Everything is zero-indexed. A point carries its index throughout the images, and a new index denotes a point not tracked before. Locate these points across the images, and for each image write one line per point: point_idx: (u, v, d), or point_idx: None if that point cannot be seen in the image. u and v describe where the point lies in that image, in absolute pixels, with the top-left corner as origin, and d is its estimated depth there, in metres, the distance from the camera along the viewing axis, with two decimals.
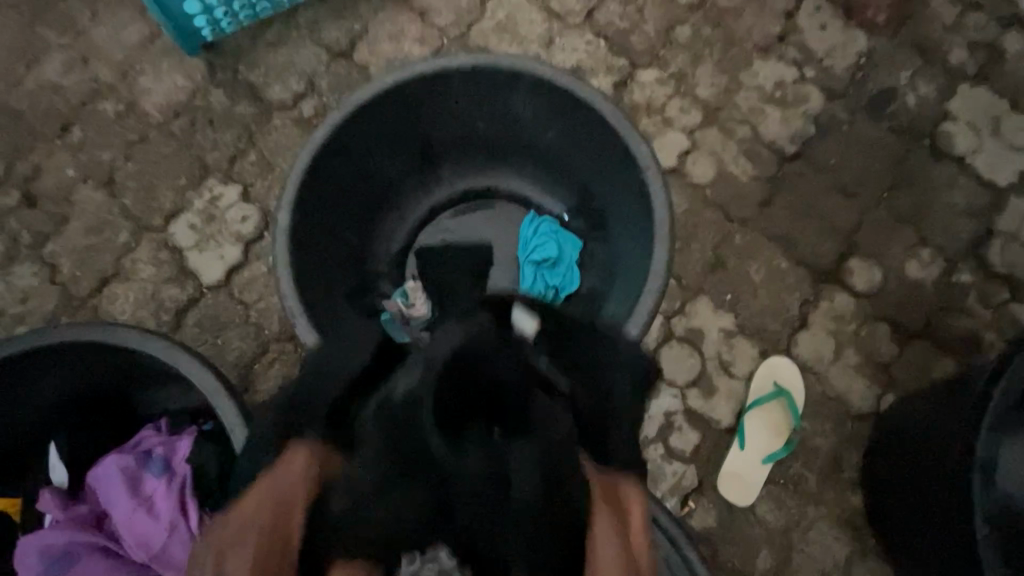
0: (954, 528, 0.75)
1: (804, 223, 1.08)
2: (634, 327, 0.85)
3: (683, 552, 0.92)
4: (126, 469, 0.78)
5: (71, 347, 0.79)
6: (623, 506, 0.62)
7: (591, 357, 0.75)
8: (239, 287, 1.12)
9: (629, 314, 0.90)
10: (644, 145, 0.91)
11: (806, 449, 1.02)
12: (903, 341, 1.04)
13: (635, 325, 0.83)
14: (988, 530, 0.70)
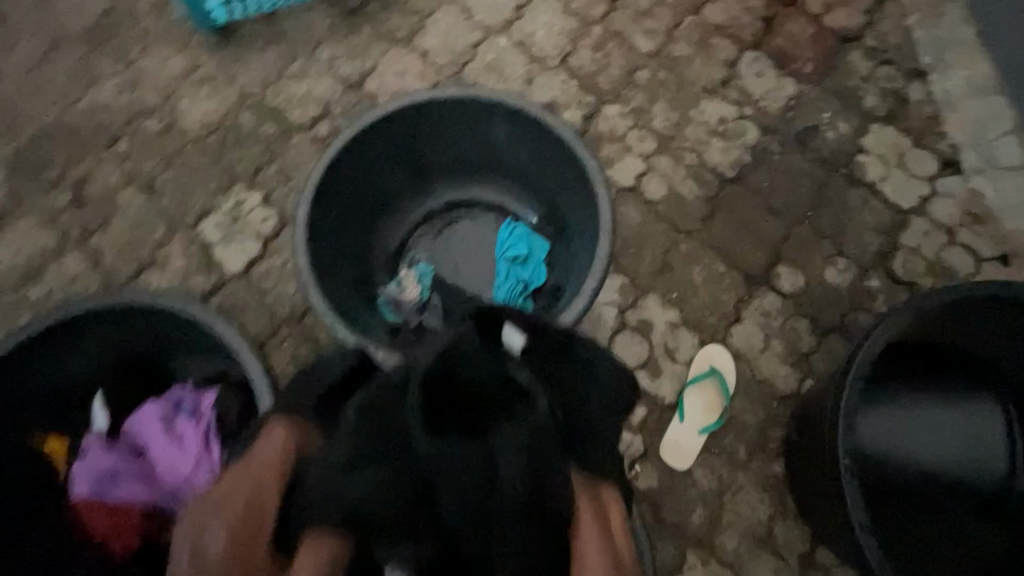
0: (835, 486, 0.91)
1: (739, 235, 1.33)
2: (574, 307, 1.06)
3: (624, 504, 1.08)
4: (163, 411, 0.97)
5: (130, 309, 1.00)
6: (601, 506, 0.82)
7: (570, 374, 0.90)
8: (257, 277, 1.32)
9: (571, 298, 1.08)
10: (598, 164, 1.11)
11: (738, 424, 1.18)
12: (822, 335, 1.25)
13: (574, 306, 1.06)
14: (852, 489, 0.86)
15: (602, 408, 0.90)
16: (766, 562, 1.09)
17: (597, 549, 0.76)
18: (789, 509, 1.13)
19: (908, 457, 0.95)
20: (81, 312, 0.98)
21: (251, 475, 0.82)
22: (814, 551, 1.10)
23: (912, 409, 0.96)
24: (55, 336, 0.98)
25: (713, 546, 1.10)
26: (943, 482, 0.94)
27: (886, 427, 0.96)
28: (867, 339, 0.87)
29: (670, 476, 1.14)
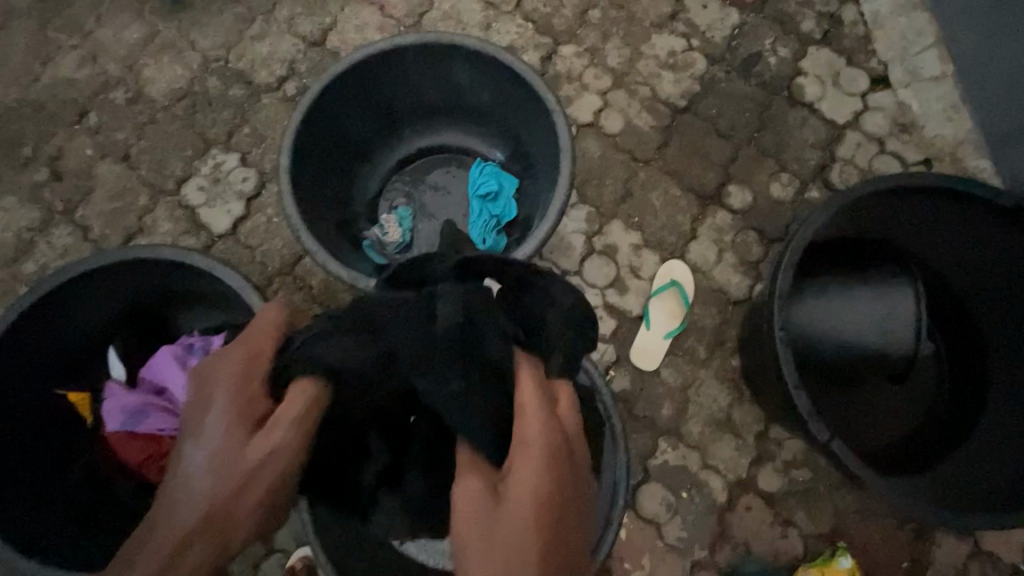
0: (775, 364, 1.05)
1: (692, 160, 1.44)
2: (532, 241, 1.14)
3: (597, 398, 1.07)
4: (177, 354, 1.06)
5: (133, 266, 1.07)
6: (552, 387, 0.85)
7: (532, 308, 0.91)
8: (244, 234, 1.39)
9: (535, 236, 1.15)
10: (555, 95, 1.17)
11: (698, 328, 1.32)
12: (769, 244, 1.38)
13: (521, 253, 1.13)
14: (790, 356, 0.96)
15: (564, 320, 0.89)
16: (727, 441, 1.25)
17: (534, 405, 0.79)
18: (744, 396, 1.28)
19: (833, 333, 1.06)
20: (87, 272, 1.04)
21: (247, 339, 0.89)
22: (767, 428, 1.26)
23: (844, 296, 1.07)
24: (67, 296, 1.05)
25: (681, 433, 1.25)
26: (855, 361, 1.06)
27: (820, 309, 1.07)
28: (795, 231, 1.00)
29: (641, 378, 1.28)
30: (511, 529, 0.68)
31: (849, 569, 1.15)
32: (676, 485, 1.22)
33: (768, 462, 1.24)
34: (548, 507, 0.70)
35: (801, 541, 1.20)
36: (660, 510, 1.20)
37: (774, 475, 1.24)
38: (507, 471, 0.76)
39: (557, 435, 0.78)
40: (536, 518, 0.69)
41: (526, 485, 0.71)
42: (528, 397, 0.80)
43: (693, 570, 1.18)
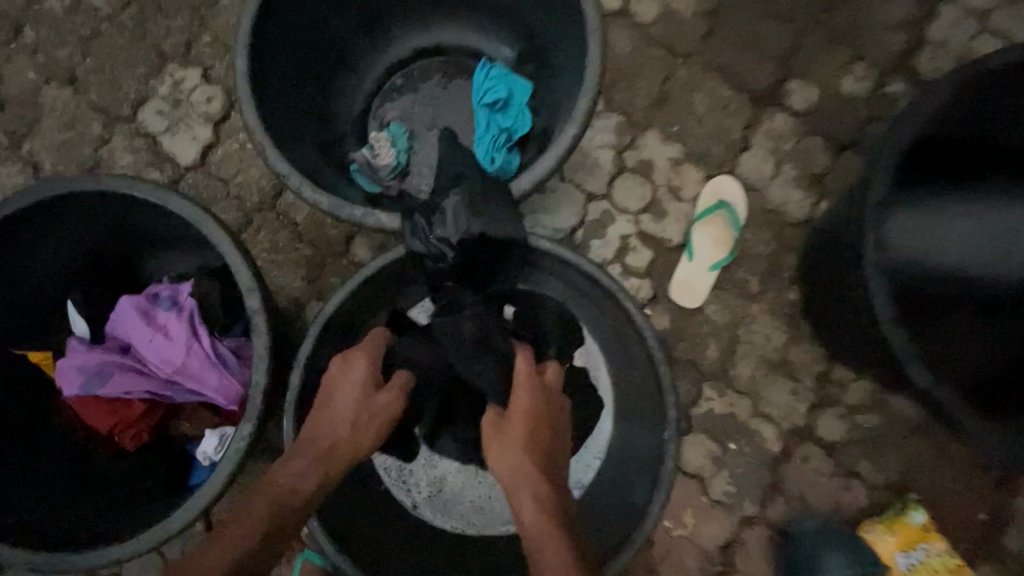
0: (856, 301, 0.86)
1: (744, 52, 1.17)
2: (552, 159, 0.88)
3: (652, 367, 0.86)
4: (140, 306, 0.91)
5: (78, 202, 0.88)
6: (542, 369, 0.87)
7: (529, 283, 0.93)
8: (215, 165, 1.19)
9: (555, 153, 0.88)
10: None
11: (749, 257, 1.12)
12: (837, 152, 1.14)
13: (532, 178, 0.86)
14: (883, 287, 0.76)
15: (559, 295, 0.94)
16: (782, 385, 1.09)
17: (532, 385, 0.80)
18: (803, 333, 1.10)
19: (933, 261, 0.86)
20: (21, 210, 0.85)
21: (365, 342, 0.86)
22: (829, 369, 1.09)
23: (936, 212, 0.88)
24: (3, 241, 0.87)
25: (728, 377, 1.09)
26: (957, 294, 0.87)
27: (909, 225, 0.86)
28: (897, 126, 0.77)
29: (683, 316, 1.10)
30: (503, 458, 0.73)
31: (922, 524, 1.01)
32: (723, 436, 1.07)
33: (831, 407, 1.08)
34: (545, 439, 0.75)
35: (867, 494, 1.06)
36: (705, 464, 1.06)
37: (836, 422, 1.08)
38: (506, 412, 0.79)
39: (547, 391, 0.82)
40: (528, 447, 0.73)
41: (519, 421, 0.76)
42: (520, 360, 0.82)
43: (744, 527, 1.05)
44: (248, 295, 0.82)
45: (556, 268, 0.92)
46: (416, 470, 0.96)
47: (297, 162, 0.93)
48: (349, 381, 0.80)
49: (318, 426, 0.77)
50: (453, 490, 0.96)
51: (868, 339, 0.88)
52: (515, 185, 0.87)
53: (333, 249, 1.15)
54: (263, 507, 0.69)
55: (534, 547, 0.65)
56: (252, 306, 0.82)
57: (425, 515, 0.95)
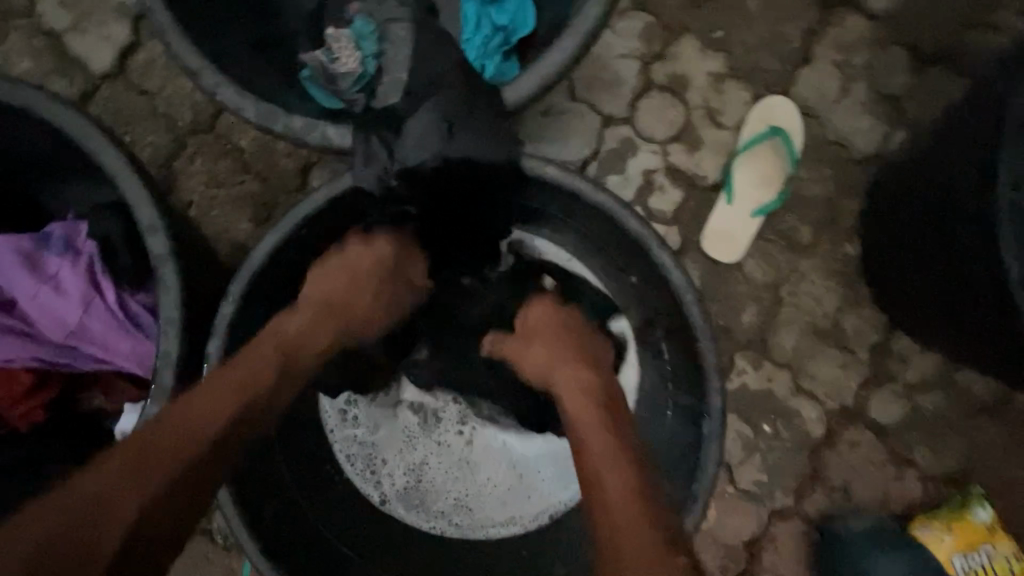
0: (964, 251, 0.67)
1: None
2: (563, 52, 0.64)
3: (689, 344, 0.64)
4: (21, 249, 0.70)
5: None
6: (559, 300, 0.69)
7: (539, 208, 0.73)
8: (137, 74, 0.95)
9: (568, 40, 0.64)
10: None
11: (802, 200, 0.90)
12: (922, 68, 0.90)
13: (534, 78, 0.64)
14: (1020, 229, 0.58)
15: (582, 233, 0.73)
16: (831, 357, 0.90)
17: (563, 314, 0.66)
18: (859, 294, 0.91)
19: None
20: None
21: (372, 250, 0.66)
22: (888, 339, 0.90)
23: None
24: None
25: (768, 347, 0.90)
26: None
27: None
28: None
29: (716, 272, 0.90)
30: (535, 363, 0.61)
31: (987, 522, 0.84)
32: (757, 416, 0.90)
33: (887, 384, 0.90)
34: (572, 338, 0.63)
35: (922, 485, 0.90)
36: (733, 449, 0.90)
37: (893, 402, 0.90)
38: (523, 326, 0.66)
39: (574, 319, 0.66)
40: (560, 340, 0.62)
41: (542, 325, 0.64)
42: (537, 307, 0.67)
43: (774, 521, 0.89)
44: (150, 238, 0.63)
45: (568, 205, 0.69)
46: (388, 458, 0.80)
47: (221, 60, 0.70)
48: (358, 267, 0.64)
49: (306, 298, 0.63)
50: (431, 484, 0.80)
51: (969, 299, 0.69)
52: (511, 89, 0.65)
53: (286, 183, 0.93)
54: (272, 351, 0.56)
55: (575, 436, 0.53)
56: (157, 251, 0.63)
57: (398, 513, 0.79)
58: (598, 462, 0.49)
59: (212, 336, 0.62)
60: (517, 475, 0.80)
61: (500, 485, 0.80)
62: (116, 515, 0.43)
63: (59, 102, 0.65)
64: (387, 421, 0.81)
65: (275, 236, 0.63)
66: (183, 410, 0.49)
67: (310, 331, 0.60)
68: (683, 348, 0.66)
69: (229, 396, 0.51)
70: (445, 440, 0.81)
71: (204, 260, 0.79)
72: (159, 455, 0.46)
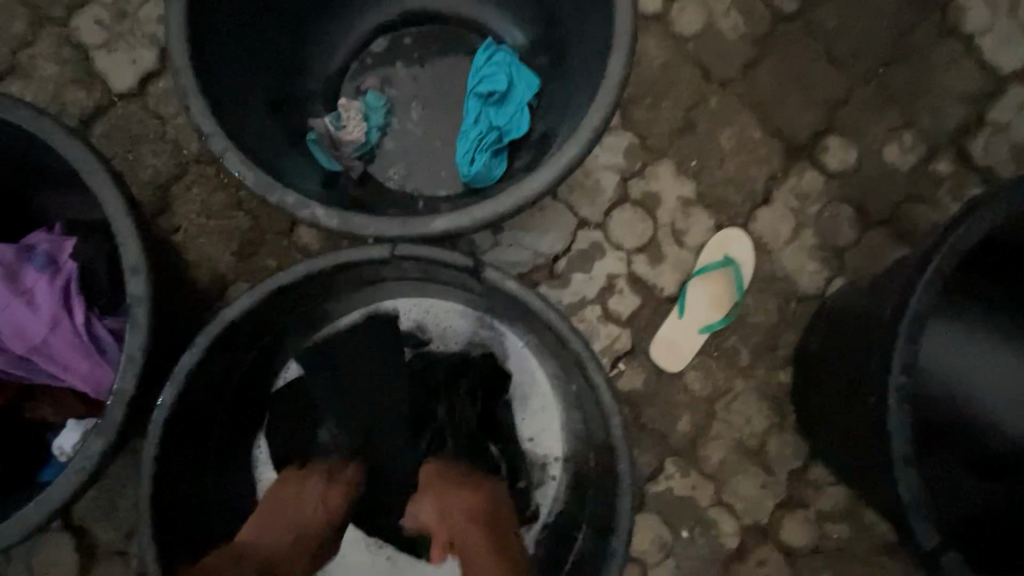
0: (860, 415, 0.74)
1: (786, 94, 1.03)
2: (543, 178, 0.70)
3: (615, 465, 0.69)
4: (3, 260, 0.73)
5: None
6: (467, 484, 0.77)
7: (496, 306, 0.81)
8: (155, 98, 1.00)
9: (547, 169, 0.71)
10: None
11: (746, 325, 0.98)
12: (865, 227, 1.01)
13: (507, 201, 0.70)
14: (903, 416, 0.64)
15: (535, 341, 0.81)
16: (752, 475, 0.96)
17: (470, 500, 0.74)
18: (786, 420, 0.98)
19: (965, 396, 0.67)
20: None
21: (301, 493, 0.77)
22: (807, 467, 0.97)
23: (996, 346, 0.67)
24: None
25: (696, 456, 0.96)
26: (987, 453, 0.67)
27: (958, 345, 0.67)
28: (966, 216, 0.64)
29: (659, 378, 0.97)
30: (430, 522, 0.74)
31: None
32: (677, 520, 0.95)
33: (800, 509, 0.96)
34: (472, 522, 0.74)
35: None
36: (651, 549, 0.94)
37: (803, 527, 0.96)
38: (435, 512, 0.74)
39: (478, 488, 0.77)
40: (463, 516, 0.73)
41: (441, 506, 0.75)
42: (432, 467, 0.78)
43: None
44: (131, 278, 0.68)
45: (524, 313, 0.76)
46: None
47: (232, 119, 0.76)
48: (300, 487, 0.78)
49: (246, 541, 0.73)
50: None
51: (863, 458, 0.76)
52: (420, 221, 0.70)
53: (273, 225, 0.98)
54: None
55: None
56: (134, 291, 0.68)
57: None
58: None
59: (171, 381, 0.68)
60: (397, 549, 0.84)
61: (371, 544, 0.84)
62: None
63: (75, 137, 0.70)
64: None
65: (248, 300, 0.70)
66: None
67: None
68: (608, 466, 0.71)
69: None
70: None
71: (182, 291, 0.83)
72: None
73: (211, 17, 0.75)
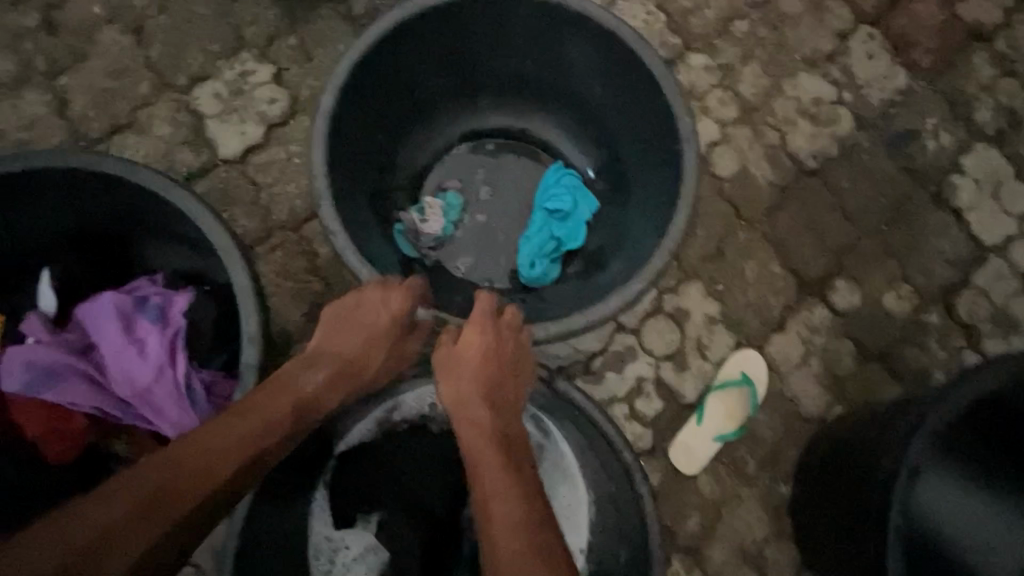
0: (855, 539, 0.84)
1: (803, 236, 1.19)
2: (612, 306, 0.84)
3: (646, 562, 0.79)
4: (122, 309, 0.82)
5: (103, 179, 0.80)
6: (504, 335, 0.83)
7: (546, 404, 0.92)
8: (254, 167, 1.12)
9: (614, 300, 0.85)
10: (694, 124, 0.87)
11: (755, 438, 1.09)
12: (863, 362, 1.14)
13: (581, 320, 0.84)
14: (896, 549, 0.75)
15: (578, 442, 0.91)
16: None
17: (508, 346, 0.83)
18: (784, 531, 1.07)
19: (986, 558, 0.73)
20: (52, 170, 0.79)
21: (360, 322, 0.82)
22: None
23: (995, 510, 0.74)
24: (12, 185, 0.79)
25: (700, 555, 1.04)
26: None
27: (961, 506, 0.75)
28: None
29: (673, 478, 1.06)
30: (454, 377, 0.80)
31: None
32: None
33: None
34: (497, 371, 0.81)
35: None
36: None
37: None
38: (470, 345, 0.82)
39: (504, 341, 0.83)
40: (493, 363, 0.81)
41: (471, 351, 0.82)
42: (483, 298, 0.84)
43: None
44: (247, 349, 0.78)
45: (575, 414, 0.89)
46: (345, 561, 0.87)
47: (343, 213, 0.87)
48: (368, 319, 0.82)
49: (281, 385, 0.75)
50: None
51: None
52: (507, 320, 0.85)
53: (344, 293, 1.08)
54: (266, 441, 0.69)
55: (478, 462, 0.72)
56: (248, 361, 0.78)
57: None
58: (492, 496, 0.68)
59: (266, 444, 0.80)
60: None
61: None
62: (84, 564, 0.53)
63: (215, 218, 0.79)
64: (353, 535, 0.88)
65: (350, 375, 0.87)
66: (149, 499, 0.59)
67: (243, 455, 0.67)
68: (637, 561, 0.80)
69: (238, 455, 0.66)
70: (364, 559, 0.88)
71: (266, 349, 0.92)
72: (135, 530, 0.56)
73: (342, 128, 0.87)
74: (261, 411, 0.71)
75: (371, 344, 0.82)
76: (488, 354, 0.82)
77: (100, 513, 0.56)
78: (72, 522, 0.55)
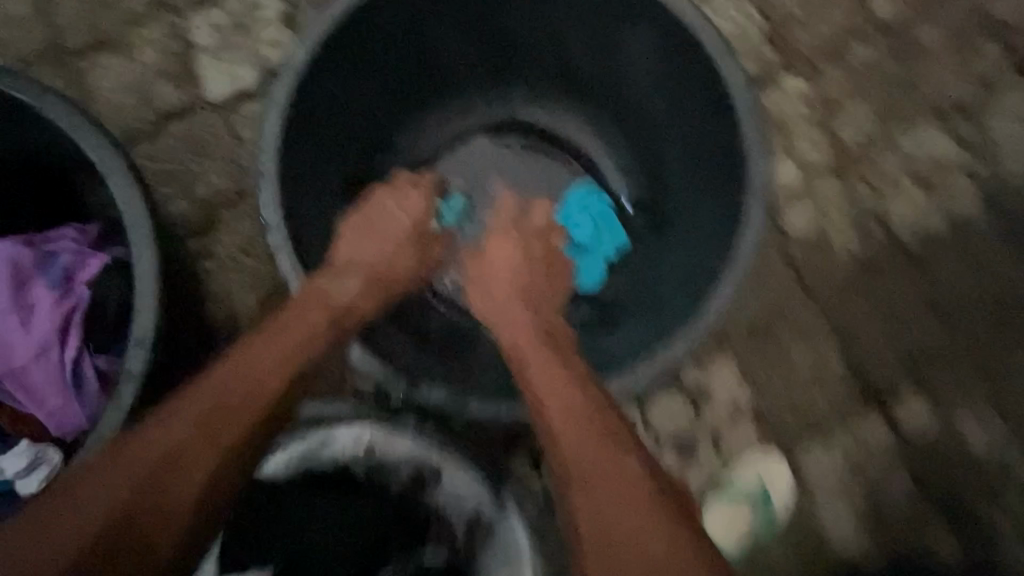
0: None
1: (878, 329, 0.94)
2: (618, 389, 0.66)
3: None
4: (17, 265, 0.69)
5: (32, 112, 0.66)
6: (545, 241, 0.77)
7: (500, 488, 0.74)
8: (241, 118, 0.96)
9: (620, 371, 0.68)
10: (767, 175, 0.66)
11: (758, 563, 0.89)
12: (919, 502, 0.91)
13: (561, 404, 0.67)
14: None
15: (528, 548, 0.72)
16: None
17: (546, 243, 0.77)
18: None
19: None
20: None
21: (388, 231, 0.74)
22: None
23: None
24: None
25: None
26: None
27: None
28: None
29: None
30: (483, 280, 0.74)
31: None
32: None
33: None
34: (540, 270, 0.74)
35: None
36: None
37: None
38: (493, 250, 0.75)
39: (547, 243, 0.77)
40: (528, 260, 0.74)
41: (504, 255, 0.74)
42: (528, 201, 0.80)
43: None
44: (132, 353, 0.63)
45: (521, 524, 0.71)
46: None
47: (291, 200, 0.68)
48: (394, 217, 0.76)
49: (315, 291, 0.66)
50: None
51: None
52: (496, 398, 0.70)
53: None
54: (281, 371, 0.60)
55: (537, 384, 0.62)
56: (130, 368, 0.63)
57: None
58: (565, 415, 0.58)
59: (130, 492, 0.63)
60: None
61: None
62: (175, 470, 0.53)
63: (137, 189, 0.64)
64: None
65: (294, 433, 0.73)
66: (208, 415, 0.55)
67: (259, 395, 0.58)
68: None
69: (274, 370, 0.60)
70: None
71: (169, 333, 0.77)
72: (187, 464, 0.53)
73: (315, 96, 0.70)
74: (292, 330, 0.63)
75: (405, 239, 0.75)
76: (529, 259, 0.74)
77: (171, 435, 0.53)
78: (78, 496, 0.50)
